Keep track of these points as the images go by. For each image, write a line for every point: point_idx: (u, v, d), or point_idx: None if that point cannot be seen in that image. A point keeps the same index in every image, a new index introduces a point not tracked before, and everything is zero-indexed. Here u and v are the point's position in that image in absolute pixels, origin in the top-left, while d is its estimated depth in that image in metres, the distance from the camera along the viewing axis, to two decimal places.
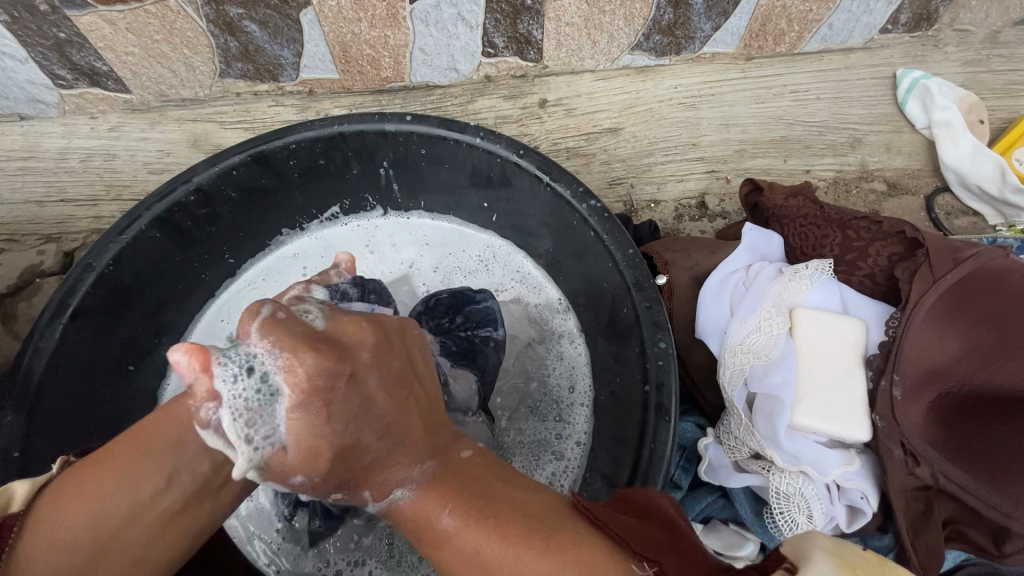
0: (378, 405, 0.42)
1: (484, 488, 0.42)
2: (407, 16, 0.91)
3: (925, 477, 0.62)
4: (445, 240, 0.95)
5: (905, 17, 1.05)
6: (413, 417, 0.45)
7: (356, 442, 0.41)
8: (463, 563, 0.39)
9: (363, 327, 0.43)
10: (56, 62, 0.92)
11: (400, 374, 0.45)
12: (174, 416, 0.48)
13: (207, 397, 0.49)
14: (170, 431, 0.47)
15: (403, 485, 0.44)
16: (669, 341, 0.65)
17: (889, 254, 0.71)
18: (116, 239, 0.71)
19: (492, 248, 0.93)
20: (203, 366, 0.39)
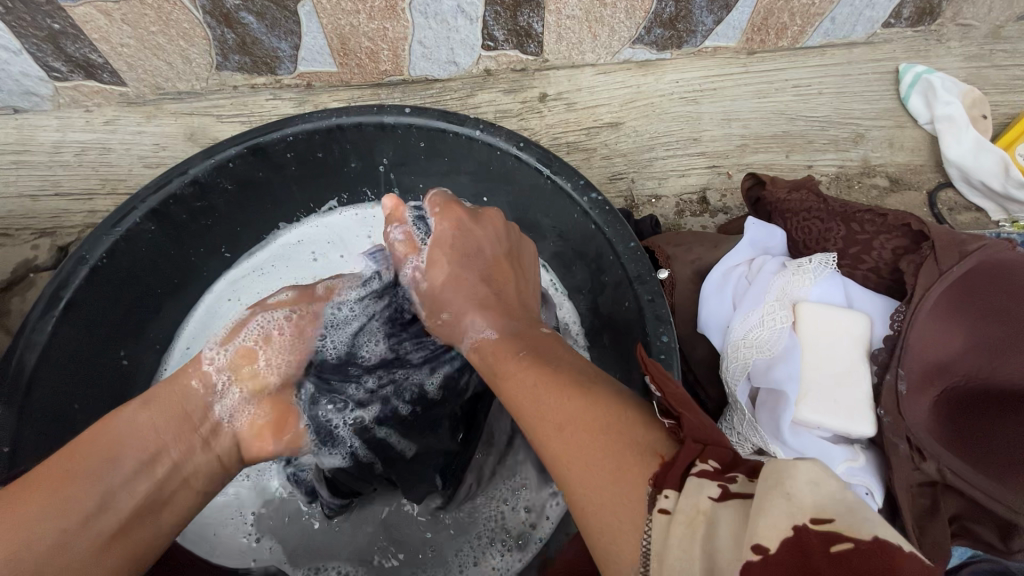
0: (467, 266, 0.64)
1: (553, 352, 0.51)
2: (406, 8, 0.90)
3: (931, 473, 0.61)
4: None
5: (908, 11, 1.05)
6: (500, 278, 0.65)
7: (464, 272, 0.64)
8: (522, 396, 0.47)
9: (490, 229, 0.67)
10: (50, 54, 0.91)
11: (475, 255, 0.65)
12: (123, 421, 0.53)
13: (157, 403, 0.55)
14: (117, 437, 0.52)
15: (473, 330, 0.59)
16: (672, 335, 0.64)
17: (894, 248, 0.70)
18: (110, 232, 0.70)
19: None
20: (395, 206, 0.67)
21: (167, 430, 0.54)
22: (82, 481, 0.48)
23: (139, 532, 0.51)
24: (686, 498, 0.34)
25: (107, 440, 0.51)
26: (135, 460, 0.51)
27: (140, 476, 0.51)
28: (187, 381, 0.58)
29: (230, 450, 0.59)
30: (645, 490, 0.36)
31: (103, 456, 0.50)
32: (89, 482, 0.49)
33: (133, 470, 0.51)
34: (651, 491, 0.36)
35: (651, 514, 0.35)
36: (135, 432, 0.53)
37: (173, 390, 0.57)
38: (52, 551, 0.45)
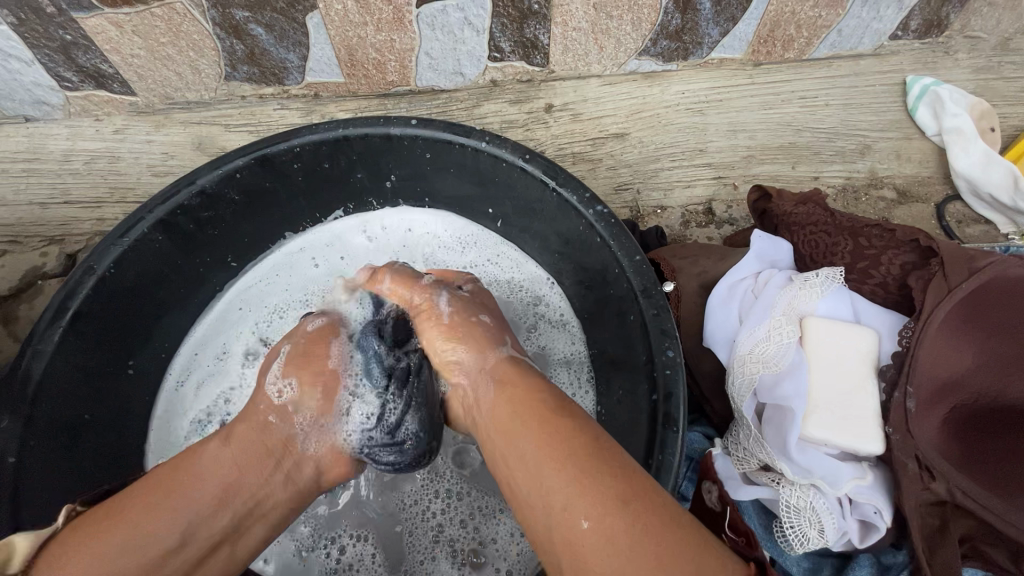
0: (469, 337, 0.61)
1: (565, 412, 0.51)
2: (414, 20, 0.91)
3: (941, 493, 0.61)
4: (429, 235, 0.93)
5: (915, 24, 1.04)
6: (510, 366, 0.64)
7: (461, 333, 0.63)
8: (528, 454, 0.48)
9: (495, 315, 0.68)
10: (62, 65, 0.92)
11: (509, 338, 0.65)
12: (207, 456, 0.56)
13: (237, 440, 0.58)
14: (199, 473, 0.55)
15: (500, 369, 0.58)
16: (677, 350, 0.63)
17: (902, 263, 0.70)
18: (118, 242, 0.70)
19: (477, 240, 0.92)
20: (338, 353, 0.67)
21: (252, 460, 0.57)
22: (174, 515, 0.52)
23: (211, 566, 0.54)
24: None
25: (191, 469, 0.55)
26: (214, 493, 0.54)
27: (220, 510, 0.54)
28: (263, 416, 0.61)
29: (310, 479, 0.61)
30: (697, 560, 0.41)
31: (186, 488, 0.53)
32: (175, 515, 0.52)
33: (209, 509, 0.53)
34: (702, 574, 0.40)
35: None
36: (216, 465, 0.56)
37: (250, 424, 0.60)
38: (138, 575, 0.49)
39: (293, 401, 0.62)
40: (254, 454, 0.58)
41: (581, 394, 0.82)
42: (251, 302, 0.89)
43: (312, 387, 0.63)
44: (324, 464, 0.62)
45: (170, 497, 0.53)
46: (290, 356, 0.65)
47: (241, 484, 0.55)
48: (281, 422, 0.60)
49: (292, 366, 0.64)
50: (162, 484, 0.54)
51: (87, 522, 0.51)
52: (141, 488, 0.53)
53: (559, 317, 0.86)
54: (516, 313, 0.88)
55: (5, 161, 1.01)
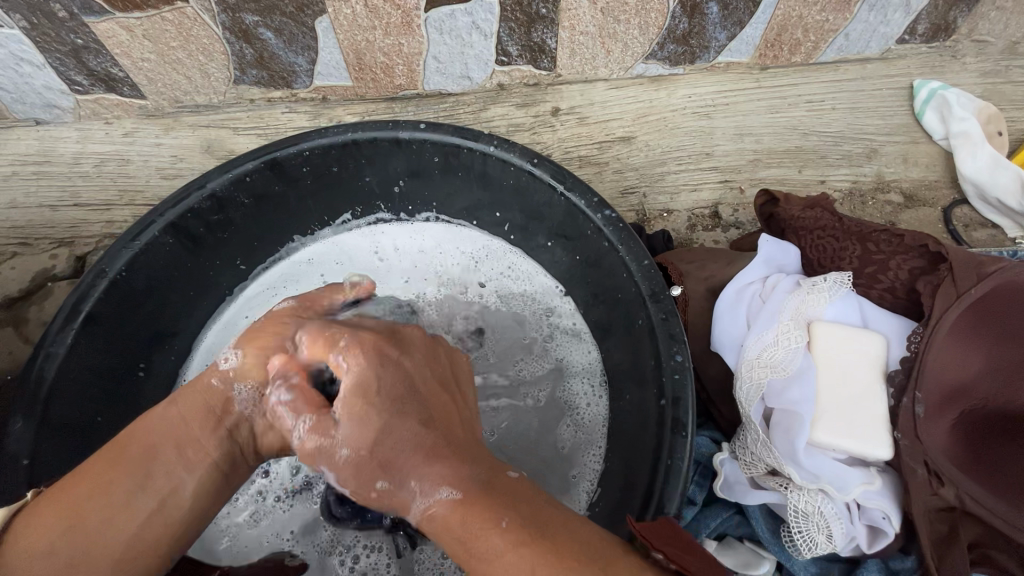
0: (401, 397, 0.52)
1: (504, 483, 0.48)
2: (422, 24, 0.91)
3: (950, 498, 0.61)
4: (439, 240, 0.94)
5: (923, 28, 1.04)
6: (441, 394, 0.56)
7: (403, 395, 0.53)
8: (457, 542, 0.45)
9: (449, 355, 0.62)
10: (73, 68, 0.93)
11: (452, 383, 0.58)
12: (157, 417, 0.56)
13: (184, 401, 0.58)
14: (149, 434, 0.55)
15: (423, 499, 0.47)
16: (686, 354, 0.63)
17: (910, 268, 0.70)
18: (130, 245, 0.71)
19: (487, 247, 0.93)
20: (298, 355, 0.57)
21: (198, 415, 0.57)
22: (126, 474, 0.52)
23: (162, 521, 0.52)
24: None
25: (141, 435, 0.55)
26: (169, 450, 0.54)
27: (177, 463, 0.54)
28: (209, 380, 0.59)
29: (250, 442, 0.58)
30: None
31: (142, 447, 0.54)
32: (130, 469, 0.52)
33: (164, 461, 0.53)
34: None
35: None
36: (168, 424, 0.56)
37: (198, 388, 0.59)
38: (105, 527, 0.49)
39: (236, 370, 0.58)
40: (201, 414, 0.57)
41: (593, 403, 0.81)
42: (260, 308, 0.89)
43: (256, 357, 0.59)
44: (260, 432, 0.57)
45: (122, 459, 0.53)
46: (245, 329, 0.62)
47: (192, 441, 0.55)
48: (225, 387, 0.58)
49: (243, 338, 0.61)
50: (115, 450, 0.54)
51: (48, 491, 0.51)
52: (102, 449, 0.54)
53: (571, 327, 0.86)
54: (528, 324, 0.88)
55: (15, 164, 1.02)
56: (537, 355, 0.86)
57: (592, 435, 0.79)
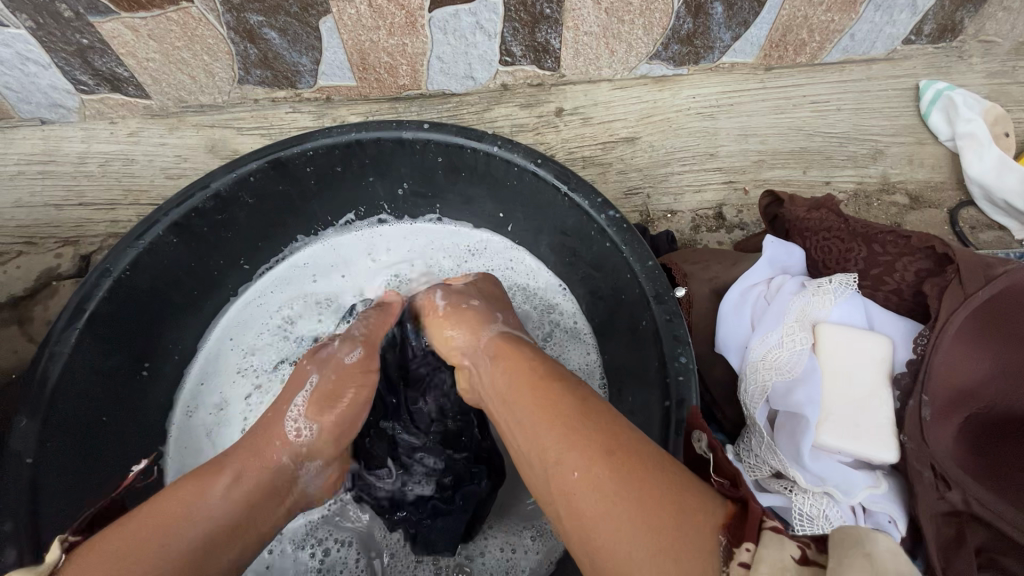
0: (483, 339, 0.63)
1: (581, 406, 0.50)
2: (426, 24, 0.91)
3: (956, 502, 0.60)
4: (436, 236, 0.94)
5: (929, 28, 1.04)
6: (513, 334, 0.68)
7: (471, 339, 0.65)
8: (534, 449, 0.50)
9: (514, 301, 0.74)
10: (78, 68, 0.93)
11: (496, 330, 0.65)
12: (215, 493, 0.55)
13: (245, 474, 0.58)
14: (208, 507, 0.54)
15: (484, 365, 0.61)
16: (691, 356, 0.63)
17: (917, 269, 0.69)
18: (134, 245, 0.71)
19: (485, 244, 0.93)
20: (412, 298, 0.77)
21: (260, 493, 0.58)
22: (181, 547, 0.51)
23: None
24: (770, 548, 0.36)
25: (199, 511, 0.53)
26: (228, 535, 0.54)
27: (232, 548, 0.54)
28: (275, 452, 0.61)
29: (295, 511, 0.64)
30: (720, 543, 0.38)
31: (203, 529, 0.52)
32: (194, 555, 0.51)
33: (226, 547, 0.54)
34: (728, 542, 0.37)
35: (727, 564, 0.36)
36: (231, 507, 0.55)
37: (260, 458, 0.60)
38: None
39: (309, 440, 0.62)
40: (261, 486, 0.58)
41: None
42: (261, 308, 0.90)
43: (328, 433, 0.63)
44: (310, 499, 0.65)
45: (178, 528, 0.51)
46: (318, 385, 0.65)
47: (250, 522, 0.56)
48: (293, 465, 0.61)
49: (315, 406, 0.64)
50: (166, 515, 0.52)
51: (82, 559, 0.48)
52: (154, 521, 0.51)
53: (573, 324, 0.86)
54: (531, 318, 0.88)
55: (20, 163, 1.02)
56: (539, 351, 0.86)
57: None
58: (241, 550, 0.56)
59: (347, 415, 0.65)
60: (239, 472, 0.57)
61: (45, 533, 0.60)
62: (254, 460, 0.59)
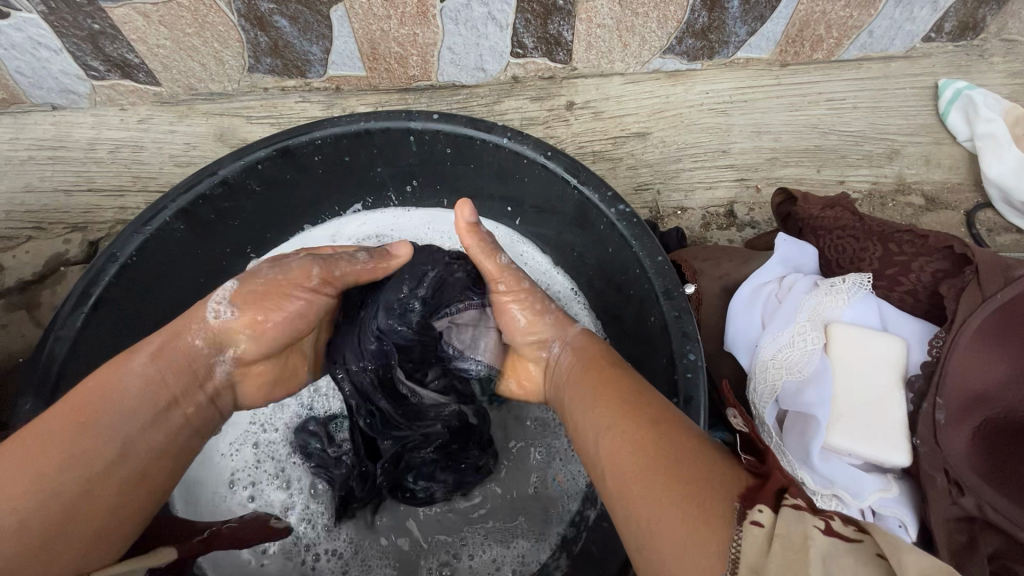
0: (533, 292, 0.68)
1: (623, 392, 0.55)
2: (437, 14, 0.90)
3: (970, 508, 0.59)
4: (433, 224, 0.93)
5: (950, 25, 1.02)
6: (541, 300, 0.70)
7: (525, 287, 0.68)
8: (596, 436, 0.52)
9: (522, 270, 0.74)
10: (89, 54, 0.93)
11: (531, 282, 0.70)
12: (129, 371, 0.56)
13: (162, 356, 0.58)
14: (123, 387, 0.55)
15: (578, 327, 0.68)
16: (700, 354, 0.62)
17: (934, 271, 0.68)
18: (141, 230, 0.71)
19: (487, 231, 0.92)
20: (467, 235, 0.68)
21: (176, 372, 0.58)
22: (100, 423, 0.52)
23: (151, 482, 0.54)
24: (786, 520, 0.37)
25: (114, 387, 0.54)
26: (146, 413, 0.55)
27: (154, 425, 0.55)
28: (188, 339, 0.60)
29: (227, 403, 0.65)
30: (734, 510, 0.40)
31: (113, 405, 0.54)
32: (108, 434, 0.52)
33: (144, 423, 0.54)
34: (741, 507, 0.40)
35: (740, 525, 0.39)
36: (143, 386, 0.56)
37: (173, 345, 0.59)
38: (79, 492, 0.49)
39: (225, 329, 0.61)
40: (179, 374, 0.58)
41: None
42: None
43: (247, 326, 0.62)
44: (242, 391, 0.66)
45: (94, 413, 0.52)
46: (242, 284, 0.63)
47: (167, 392, 0.57)
48: (210, 351, 0.61)
49: (240, 297, 0.62)
50: (88, 401, 0.53)
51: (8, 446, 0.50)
52: (63, 408, 0.52)
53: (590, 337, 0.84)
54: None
55: (31, 149, 1.02)
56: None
57: None
58: (169, 430, 0.56)
59: (269, 322, 0.63)
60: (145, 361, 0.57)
61: None
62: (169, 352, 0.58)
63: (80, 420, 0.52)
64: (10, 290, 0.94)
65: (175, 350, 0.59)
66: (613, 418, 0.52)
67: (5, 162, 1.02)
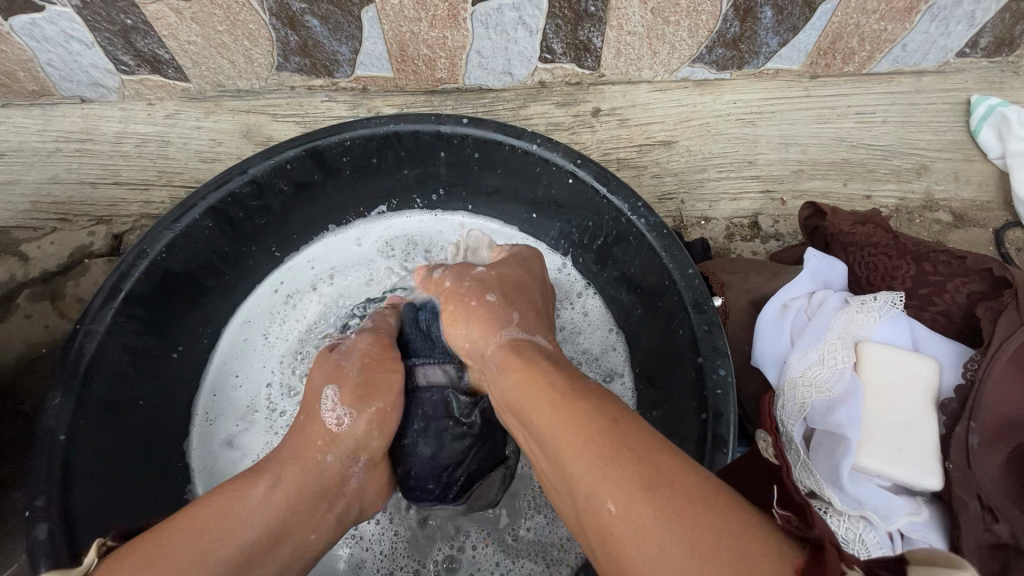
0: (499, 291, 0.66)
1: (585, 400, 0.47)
2: (468, 18, 0.90)
3: (1004, 535, 0.58)
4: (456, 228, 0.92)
5: (985, 41, 1.01)
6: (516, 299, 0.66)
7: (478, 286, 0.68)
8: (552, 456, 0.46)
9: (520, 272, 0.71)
10: (121, 48, 0.94)
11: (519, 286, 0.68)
12: (256, 498, 0.55)
13: (286, 482, 0.58)
14: (248, 514, 0.53)
15: (516, 330, 0.61)
16: (730, 368, 0.62)
17: (969, 292, 0.67)
18: (171, 227, 0.71)
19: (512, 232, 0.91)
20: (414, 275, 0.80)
21: (300, 497, 0.58)
22: (221, 558, 0.50)
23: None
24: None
25: (238, 517, 0.53)
26: (262, 545, 0.53)
27: (272, 558, 0.54)
28: (320, 453, 0.62)
29: (353, 515, 0.65)
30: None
31: (236, 536, 0.52)
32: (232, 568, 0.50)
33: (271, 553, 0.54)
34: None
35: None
36: (269, 512, 0.55)
37: (302, 462, 0.60)
38: None
39: (348, 432, 0.64)
40: (307, 491, 0.59)
41: None
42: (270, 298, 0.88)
43: (369, 423, 0.65)
44: (369, 502, 0.67)
45: (218, 538, 0.51)
46: (342, 387, 0.67)
47: (290, 528, 0.56)
48: (340, 461, 0.63)
49: (351, 397, 0.66)
50: (212, 522, 0.51)
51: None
52: (186, 531, 0.50)
53: (616, 378, 0.82)
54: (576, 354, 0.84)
55: (59, 141, 1.03)
56: None
57: None
58: (283, 565, 0.55)
59: (383, 413, 0.67)
60: (279, 483, 0.57)
61: (73, 515, 0.60)
62: (298, 470, 0.59)
63: (202, 541, 0.50)
64: (35, 281, 0.95)
65: (309, 458, 0.61)
66: (618, 474, 0.41)
67: (32, 154, 1.02)
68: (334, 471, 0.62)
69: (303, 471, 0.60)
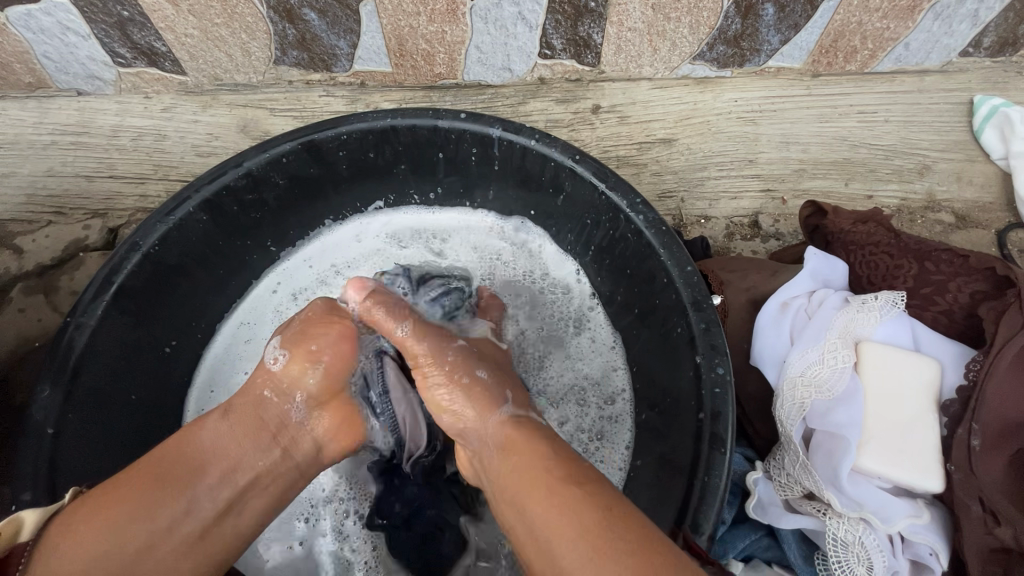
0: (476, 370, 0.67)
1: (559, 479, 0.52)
2: (467, 12, 0.89)
3: (1006, 540, 0.57)
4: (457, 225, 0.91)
5: (988, 41, 1.00)
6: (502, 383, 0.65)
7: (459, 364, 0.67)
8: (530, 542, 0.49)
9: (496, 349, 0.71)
10: (117, 41, 0.93)
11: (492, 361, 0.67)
12: (206, 432, 0.57)
13: (236, 414, 0.60)
14: (199, 447, 0.56)
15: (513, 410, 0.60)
16: (728, 367, 0.61)
17: (971, 292, 0.67)
18: (164, 220, 0.70)
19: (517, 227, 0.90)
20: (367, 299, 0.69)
21: (244, 431, 0.59)
22: (169, 484, 0.53)
23: (221, 535, 0.55)
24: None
25: (190, 450, 0.56)
26: (215, 471, 0.56)
27: (220, 486, 0.55)
28: (259, 390, 0.62)
29: (309, 456, 0.64)
30: None
31: (185, 466, 0.55)
32: (176, 494, 0.53)
33: (213, 483, 0.55)
34: None
35: None
36: (216, 444, 0.57)
37: (247, 398, 0.61)
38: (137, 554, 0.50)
39: (284, 374, 0.63)
40: (249, 426, 0.59)
41: (618, 420, 0.79)
42: (268, 292, 0.87)
43: (302, 363, 0.63)
44: (321, 440, 0.65)
45: (169, 475, 0.54)
46: (283, 335, 0.66)
47: (235, 457, 0.57)
48: (279, 400, 0.62)
49: (287, 339, 0.65)
50: (165, 459, 0.55)
51: (79, 506, 0.52)
52: (142, 470, 0.54)
53: (620, 399, 0.80)
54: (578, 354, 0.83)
55: (55, 133, 1.02)
56: (591, 426, 0.79)
57: (613, 452, 0.77)
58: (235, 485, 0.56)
59: (328, 358, 0.65)
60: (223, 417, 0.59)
61: None
62: (241, 406, 0.61)
63: (157, 475, 0.54)
64: (29, 274, 0.94)
65: (254, 394, 0.62)
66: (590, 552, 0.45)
67: (28, 146, 1.02)
68: (275, 407, 0.62)
69: (246, 406, 0.60)
